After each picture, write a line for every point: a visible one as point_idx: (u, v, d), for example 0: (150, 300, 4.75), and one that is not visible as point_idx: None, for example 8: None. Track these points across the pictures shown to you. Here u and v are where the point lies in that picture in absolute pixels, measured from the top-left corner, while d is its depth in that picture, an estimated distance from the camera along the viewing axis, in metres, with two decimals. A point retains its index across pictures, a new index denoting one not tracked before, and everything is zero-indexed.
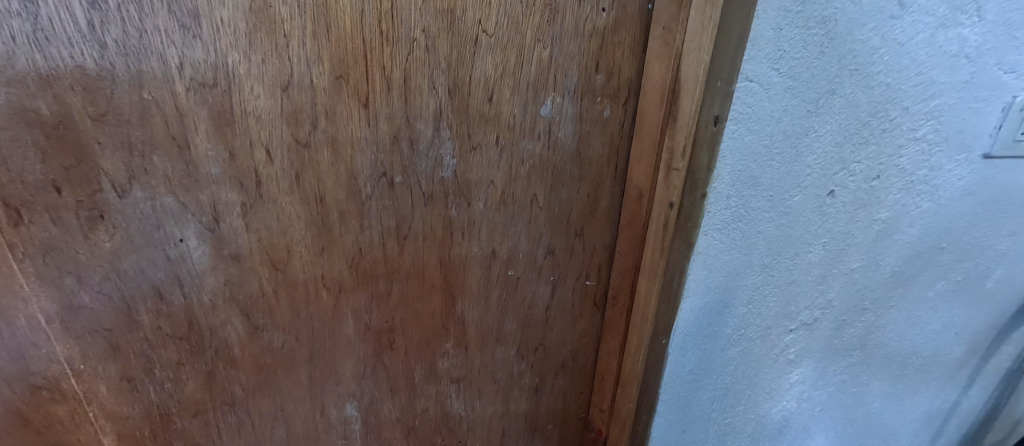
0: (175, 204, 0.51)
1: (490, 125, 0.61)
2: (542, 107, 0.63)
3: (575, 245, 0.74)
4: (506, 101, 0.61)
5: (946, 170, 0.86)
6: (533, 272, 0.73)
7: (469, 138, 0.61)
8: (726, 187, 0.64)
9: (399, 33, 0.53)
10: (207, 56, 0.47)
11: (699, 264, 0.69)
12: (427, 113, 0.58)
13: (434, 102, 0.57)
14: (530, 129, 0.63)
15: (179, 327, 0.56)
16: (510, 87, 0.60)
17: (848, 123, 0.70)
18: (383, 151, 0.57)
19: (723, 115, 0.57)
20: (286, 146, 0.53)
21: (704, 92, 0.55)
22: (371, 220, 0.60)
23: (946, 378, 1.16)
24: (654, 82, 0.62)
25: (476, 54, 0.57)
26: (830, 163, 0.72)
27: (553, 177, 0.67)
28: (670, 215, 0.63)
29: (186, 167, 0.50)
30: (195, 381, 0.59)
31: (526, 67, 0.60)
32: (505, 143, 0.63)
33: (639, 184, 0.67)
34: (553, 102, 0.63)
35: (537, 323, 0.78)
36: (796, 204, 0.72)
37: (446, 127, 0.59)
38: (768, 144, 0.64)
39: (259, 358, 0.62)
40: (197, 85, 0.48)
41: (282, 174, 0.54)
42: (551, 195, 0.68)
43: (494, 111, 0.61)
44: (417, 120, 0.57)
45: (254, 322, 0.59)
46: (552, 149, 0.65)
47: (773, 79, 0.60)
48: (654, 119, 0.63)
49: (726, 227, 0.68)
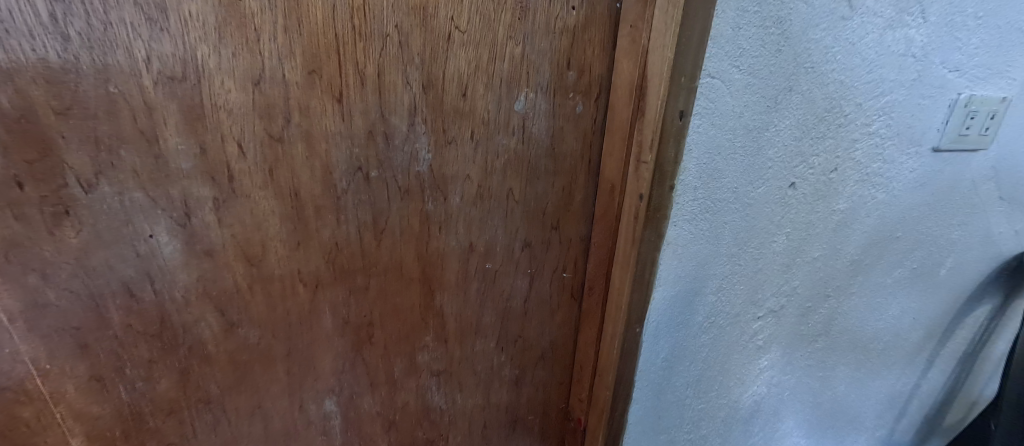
0: (144, 199, 0.50)
1: (465, 120, 0.62)
2: (515, 103, 0.64)
3: (552, 237, 0.76)
4: (480, 97, 0.62)
5: (899, 163, 0.91)
6: (510, 264, 0.75)
7: (444, 133, 0.62)
8: (693, 178, 0.67)
9: (371, 29, 0.54)
10: (176, 50, 0.47)
11: (671, 253, 0.72)
12: (401, 108, 0.58)
13: (409, 97, 0.58)
14: (504, 124, 0.64)
15: (150, 324, 0.55)
16: (483, 84, 0.61)
17: (806, 117, 0.74)
18: (358, 145, 0.58)
19: (688, 109, 0.60)
20: (259, 141, 0.53)
21: (669, 87, 0.58)
22: (348, 214, 0.61)
23: (903, 360, 1.23)
24: (623, 78, 0.64)
25: (449, 50, 0.58)
26: (791, 156, 0.76)
27: (528, 171, 0.69)
28: (640, 207, 0.65)
29: (156, 161, 0.49)
30: (168, 379, 0.59)
31: (498, 64, 0.61)
32: (479, 138, 0.64)
33: (612, 177, 0.70)
34: (526, 97, 0.64)
35: (516, 314, 0.79)
36: (759, 195, 0.75)
37: (421, 123, 0.60)
38: (731, 138, 0.67)
39: (234, 355, 0.61)
40: (166, 79, 0.47)
41: (255, 168, 0.54)
42: (527, 189, 0.70)
43: (467, 107, 0.62)
44: (392, 115, 0.58)
45: (229, 318, 0.59)
46: (526, 144, 0.67)
47: (734, 76, 0.63)
48: (623, 114, 0.65)
49: (695, 218, 0.71)
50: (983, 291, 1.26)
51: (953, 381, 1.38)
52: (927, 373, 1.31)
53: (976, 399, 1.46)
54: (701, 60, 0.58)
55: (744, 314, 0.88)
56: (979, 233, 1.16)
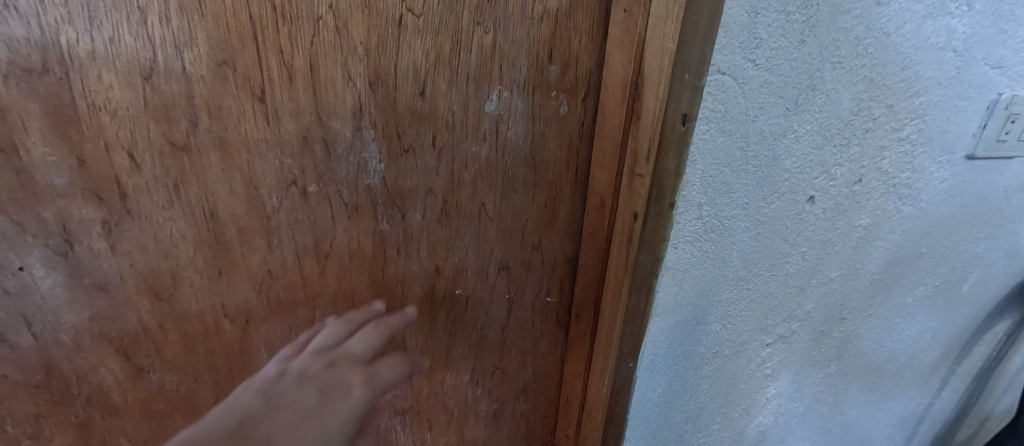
0: (6, 224, 0.34)
1: (425, 123, 0.48)
2: (486, 103, 0.50)
3: (533, 258, 0.64)
4: (442, 97, 0.47)
5: (929, 172, 0.79)
6: (485, 290, 0.63)
7: (399, 139, 0.47)
8: (697, 195, 0.54)
9: (299, 9, 0.38)
10: (30, 32, 0.31)
11: (669, 281, 0.60)
12: (345, 109, 0.43)
13: (353, 96, 0.43)
14: (473, 129, 0.51)
15: (34, 372, 0.39)
16: (446, 79, 0.47)
17: (828, 121, 0.61)
18: (290, 155, 0.42)
19: (693, 112, 0.47)
20: (157, 150, 0.37)
21: (670, 86, 0.45)
22: (281, 238, 0.45)
23: (918, 380, 1.12)
24: (615, 73, 0.51)
25: (400, 39, 0.43)
26: (809, 166, 0.64)
27: (503, 183, 0.56)
28: (634, 226, 0.54)
29: (16, 177, 0.34)
30: (65, 435, 0.43)
31: (464, 56, 0.47)
32: (443, 146, 0.50)
33: (603, 190, 0.58)
34: (499, 96, 0.50)
35: (492, 345, 0.69)
36: (772, 211, 0.63)
37: (369, 126, 0.45)
38: (743, 145, 0.55)
39: (147, 403, 0.45)
40: (20, 71, 0.31)
41: (154, 185, 0.38)
42: (502, 205, 0.57)
43: (426, 108, 0.47)
44: (332, 119, 0.42)
45: (136, 362, 0.43)
46: (499, 152, 0.53)
47: (750, 72, 0.49)
48: (615, 117, 0.53)
49: (698, 238, 0.59)
50: (1008, 305, 1.13)
51: (967, 398, 1.26)
52: (943, 390, 1.19)
53: (986, 415, 1.34)
54: (710, 51, 0.45)
55: (749, 343, 0.77)
56: (1006, 246, 1.04)
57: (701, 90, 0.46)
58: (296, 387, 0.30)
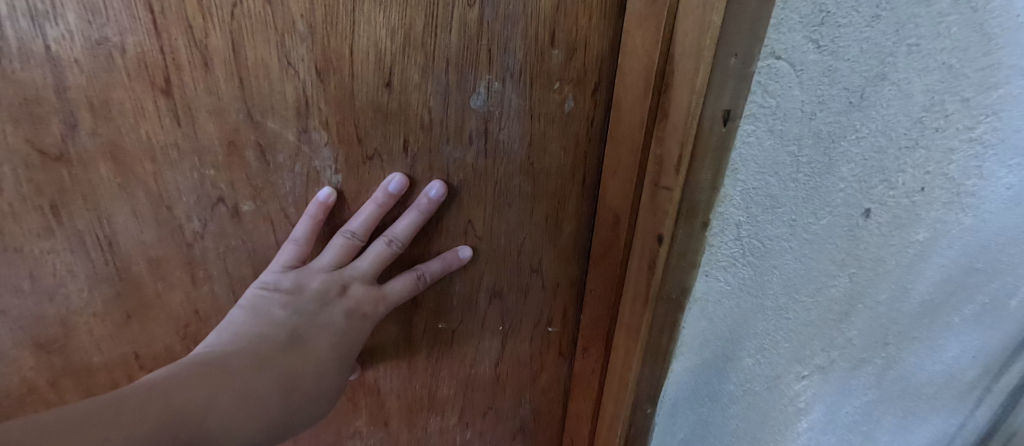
0: None
1: (392, 123, 0.42)
2: (472, 98, 0.42)
3: (531, 283, 0.57)
4: (414, 89, 0.41)
5: (996, 182, 0.51)
6: (475, 322, 0.59)
7: (360, 144, 0.42)
8: (741, 212, 0.39)
9: None
10: None
11: (698, 313, 0.47)
12: (284, 106, 0.39)
13: (293, 88, 0.38)
14: (455, 130, 0.44)
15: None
16: (419, 65, 0.40)
17: (899, 137, 0.39)
18: (214, 165, 0.40)
19: (736, 110, 0.34)
20: (24, 163, 0.36)
21: (711, 73, 0.33)
22: None
23: (966, 409, 0.94)
24: (637, 56, 0.40)
25: (356, 10, 0.37)
26: (874, 195, 0.41)
27: (493, 196, 0.49)
28: (658, 250, 0.42)
29: None
30: None
31: (441, 36, 0.39)
32: (418, 153, 0.44)
33: (619, 204, 0.47)
34: (488, 88, 0.42)
35: (483, 382, 0.65)
36: (823, 229, 0.42)
37: (318, 127, 0.41)
38: (797, 151, 0.36)
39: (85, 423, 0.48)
40: None
41: (26, 207, 0.37)
42: (492, 222, 0.51)
43: (393, 104, 0.41)
44: (267, 116, 0.39)
45: (59, 387, 0.46)
46: (488, 157, 0.46)
47: (812, 56, 0.32)
48: (635, 113, 0.42)
49: (734, 265, 0.42)
50: None
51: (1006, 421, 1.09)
52: (979, 407, 0.96)
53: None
54: (766, 26, 0.31)
55: (793, 398, 0.54)
56: None
57: (752, 79, 0.33)
58: (324, 306, 0.44)
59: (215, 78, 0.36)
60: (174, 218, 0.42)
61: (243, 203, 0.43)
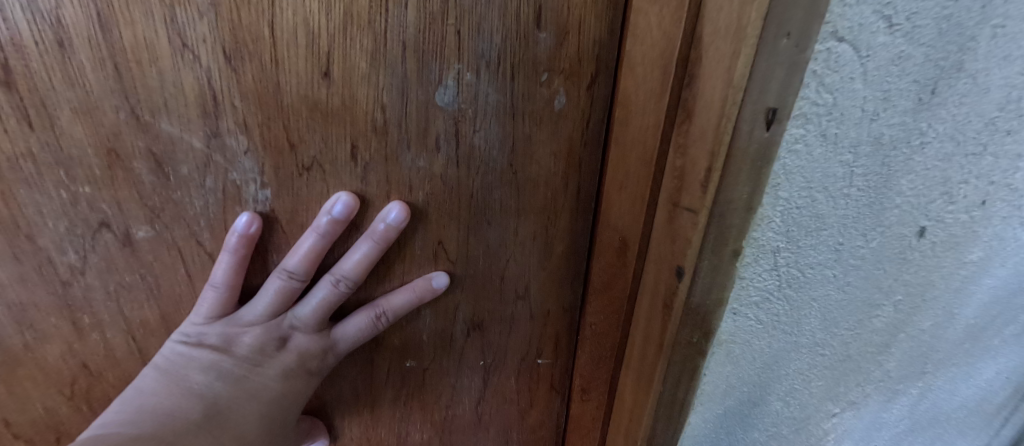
0: None
1: (333, 123, 0.34)
2: (438, 92, 0.34)
3: (517, 313, 0.47)
4: (361, 82, 0.33)
5: None
6: (448, 359, 0.49)
7: (293, 150, 0.34)
8: (779, 237, 0.26)
9: None
10: None
11: (722, 358, 0.32)
12: (185, 105, 0.32)
13: (193, 80, 0.31)
14: (418, 133, 0.36)
15: None
16: (366, 51, 0.32)
17: (970, 143, 0.26)
18: (96, 178, 0.33)
19: (786, 107, 0.21)
20: None
21: (756, 61, 0.20)
22: None
23: None
24: (654, 33, 0.28)
25: None
26: (931, 213, 0.28)
27: (468, 212, 0.40)
28: (676, 289, 0.29)
29: None
30: None
31: (394, 12, 0.31)
32: (371, 161, 0.36)
33: (625, 227, 0.35)
34: (458, 78, 0.34)
35: (462, 425, 0.55)
36: (873, 259, 0.29)
37: (232, 130, 0.33)
38: (852, 161, 0.24)
39: None
40: None
41: None
42: (468, 243, 0.42)
43: (334, 101, 0.33)
44: (160, 117, 0.32)
45: None
46: (461, 165, 0.38)
47: (881, 39, 0.20)
48: (648, 112, 0.29)
49: (766, 305, 0.29)
50: None
51: None
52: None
53: None
54: None
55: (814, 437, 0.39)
56: None
57: (807, 69, 0.21)
58: (256, 366, 0.39)
59: (77, 65, 0.29)
60: (39, 250, 0.34)
61: (136, 227, 0.35)
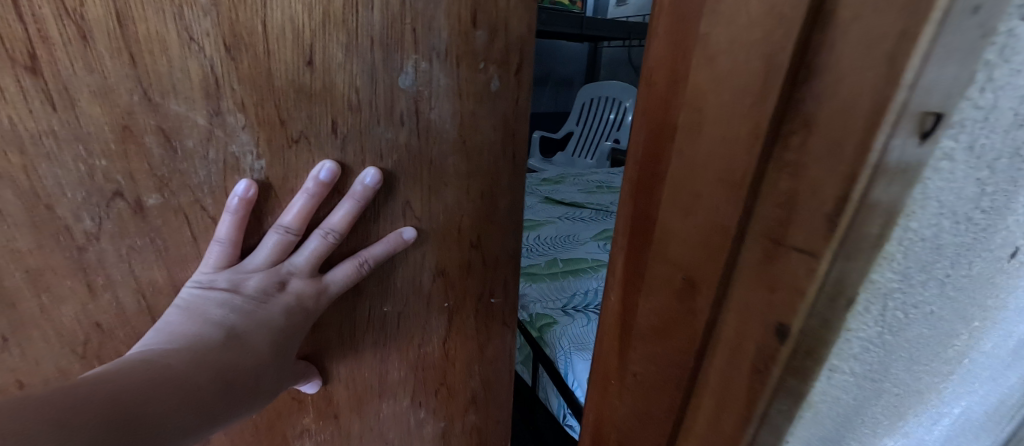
0: None
1: (317, 104, 0.40)
2: (400, 77, 0.41)
3: (473, 259, 0.54)
4: (338, 68, 0.39)
5: None
6: (419, 302, 0.53)
7: (283, 125, 0.39)
8: (897, 277, 0.19)
9: None
10: None
11: (808, 421, 0.24)
12: (190, 88, 0.36)
13: (199, 67, 0.35)
14: (385, 110, 0.42)
15: None
16: (342, 45, 0.39)
17: None
18: (108, 154, 0.35)
19: (950, 114, 0.15)
20: None
21: (932, 48, 0.14)
22: None
23: None
24: (752, 3, 0.19)
25: None
26: None
27: (430, 174, 0.47)
28: (776, 351, 0.22)
29: None
30: None
31: (363, 12, 0.38)
32: (349, 133, 0.42)
33: (693, 266, 0.25)
34: (416, 67, 0.42)
35: (436, 360, 0.57)
36: (985, 289, 0.23)
37: (233, 109, 0.37)
38: (985, 179, 0.17)
39: None
40: None
41: None
42: (431, 201, 0.48)
43: (317, 84, 0.39)
44: (168, 99, 0.35)
45: None
46: (420, 137, 0.45)
47: None
48: (738, 120, 0.20)
49: (864, 357, 0.22)
50: None
51: None
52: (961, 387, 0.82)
53: None
54: None
55: None
56: None
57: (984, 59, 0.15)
58: (260, 303, 0.41)
59: (96, 53, 0.33)
60: (56, 218, 0.35)
61: (147, 195, 0.37)
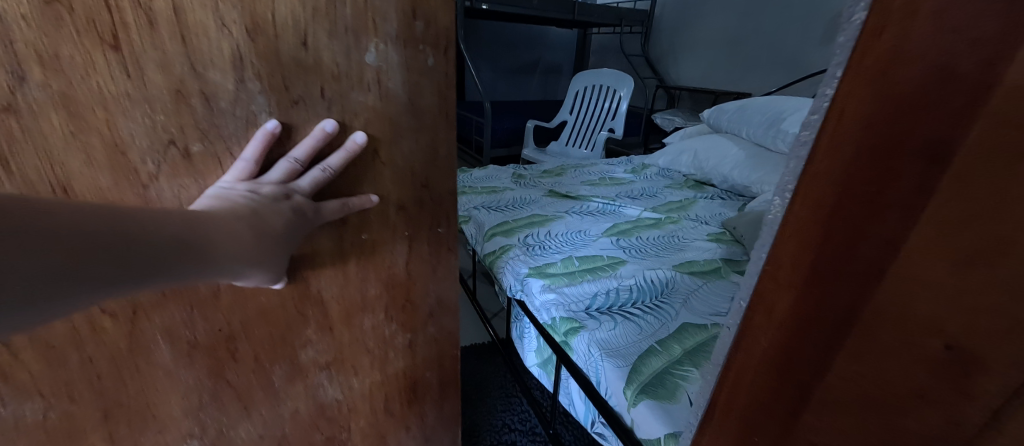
0: None
1: (312, 75, 0.46)
2: (366, 55, 0.47)
3: (424, 197, 0.58)
4: (326, 49, 0.45)
5: None
6: (387, 229, 0.58)
7: (287, 90, 0.45)
8: None
9: None
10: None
11: None
12: (222, 60, 0.42)
13: (229, 45, 0.42)
14: (356, 79, 0.48)
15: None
16: (326, 30, 0.44)
17: None
18: (163, 111, 0.42)
19: None
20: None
21: None
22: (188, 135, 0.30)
23: None
24: None
25: None
26: None
27: (390, 130, 0.52)
28: None
29: None
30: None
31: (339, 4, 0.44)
32: (331, 96, 0.47)
33: (969, 335, 0.23)
34: (377, 48, 0.47)
35: (400, 280, 0.62)
36: None
37: (253, 78, 0.44)
38: None
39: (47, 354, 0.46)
40: None
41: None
42: (390, 150, 0.53)
43: (310, 58, 0.45)
44: (208, 69, 0.42)
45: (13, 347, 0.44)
46: (385, 102, 0.50)
47: None
48: None
49: None
50: None
51: None
52: None
53: None
54: None
55: None
56: None
57: None
58: (272, 200, 0.45)
59: (158, 35, 0.39)
60: (127, 161, 0.42)
61: (192, 143, 0.44)
